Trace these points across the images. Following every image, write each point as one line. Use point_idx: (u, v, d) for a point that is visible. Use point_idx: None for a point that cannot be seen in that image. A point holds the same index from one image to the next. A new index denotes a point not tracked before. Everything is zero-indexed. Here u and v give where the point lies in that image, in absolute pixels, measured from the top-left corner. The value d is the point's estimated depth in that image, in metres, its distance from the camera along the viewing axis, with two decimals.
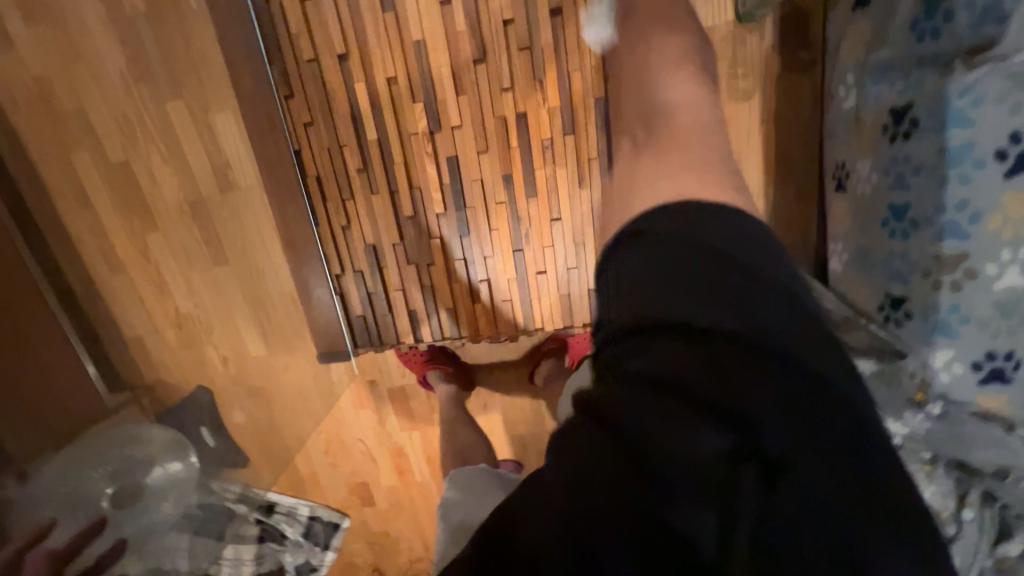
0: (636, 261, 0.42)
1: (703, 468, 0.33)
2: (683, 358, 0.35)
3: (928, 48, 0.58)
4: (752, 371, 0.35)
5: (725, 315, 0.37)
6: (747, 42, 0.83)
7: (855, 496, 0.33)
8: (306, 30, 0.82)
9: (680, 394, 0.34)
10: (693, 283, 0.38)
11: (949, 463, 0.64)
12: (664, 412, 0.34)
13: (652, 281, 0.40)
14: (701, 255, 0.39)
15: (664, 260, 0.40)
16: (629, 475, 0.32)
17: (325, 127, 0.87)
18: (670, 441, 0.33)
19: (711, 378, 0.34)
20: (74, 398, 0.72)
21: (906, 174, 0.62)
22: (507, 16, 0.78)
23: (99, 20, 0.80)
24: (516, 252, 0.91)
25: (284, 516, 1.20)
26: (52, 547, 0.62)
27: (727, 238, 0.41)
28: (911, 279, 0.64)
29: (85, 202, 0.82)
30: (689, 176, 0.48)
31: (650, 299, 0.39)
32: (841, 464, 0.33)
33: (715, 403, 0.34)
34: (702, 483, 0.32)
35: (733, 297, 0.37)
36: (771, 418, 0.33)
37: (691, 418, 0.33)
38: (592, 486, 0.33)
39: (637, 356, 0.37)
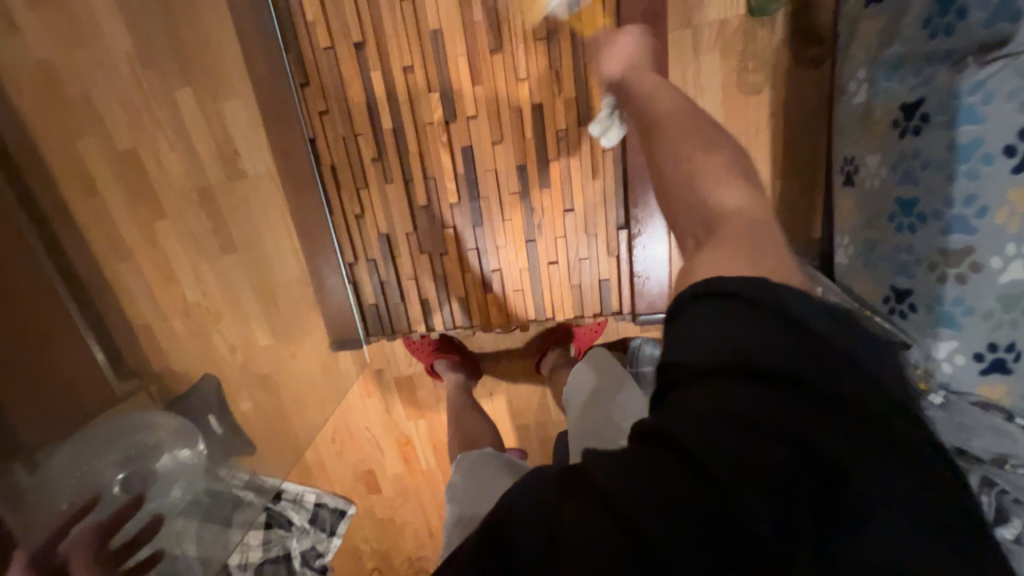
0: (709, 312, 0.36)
1: (767, 490, 0.30)
2: (741, 389, 0.33)
3: (940, 44, 0.58)
4: (818, 400, 0.31)
5: (787, 351, 0.33)
6: (760, 37, 0.83)
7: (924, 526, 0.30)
8: (322, 18, 0.81)
9: (742, 421, 0.31)
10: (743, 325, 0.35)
11: (947, 451, 0.65)
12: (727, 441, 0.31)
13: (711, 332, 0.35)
14: (767, 315, 0.35)
15: (713, 314, 0.36)
16: (682, 498, 0.30)
17: (340, 116, 0.87)
18: (731, 461, 0.30)
19: (772, 405, 0.32)
20: (78, 385, 0.79)
21: (915, 168, 0.63)
22: (524, 7, 0.78)
23: (107, 7, 0.80)
24: (528, 242, 0.92)
25: (291, 503, 1.24)
26: (93, 521, 0.75)
27: (783, 295, 0.36)
28: (917, 272, 0.65)
29: (94, 191, 0.81)
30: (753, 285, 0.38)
31: (697, 347, 0.35)
32: (911, 494, 0.30)
33: (779, 429, 0.31)
34: (775, 505, 0.30)
35: (795, 334, 0.34)
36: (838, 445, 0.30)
37: (756, 442, 0.31)
38: (641, 501, 0.31)
39: (686, 392, 0.34)
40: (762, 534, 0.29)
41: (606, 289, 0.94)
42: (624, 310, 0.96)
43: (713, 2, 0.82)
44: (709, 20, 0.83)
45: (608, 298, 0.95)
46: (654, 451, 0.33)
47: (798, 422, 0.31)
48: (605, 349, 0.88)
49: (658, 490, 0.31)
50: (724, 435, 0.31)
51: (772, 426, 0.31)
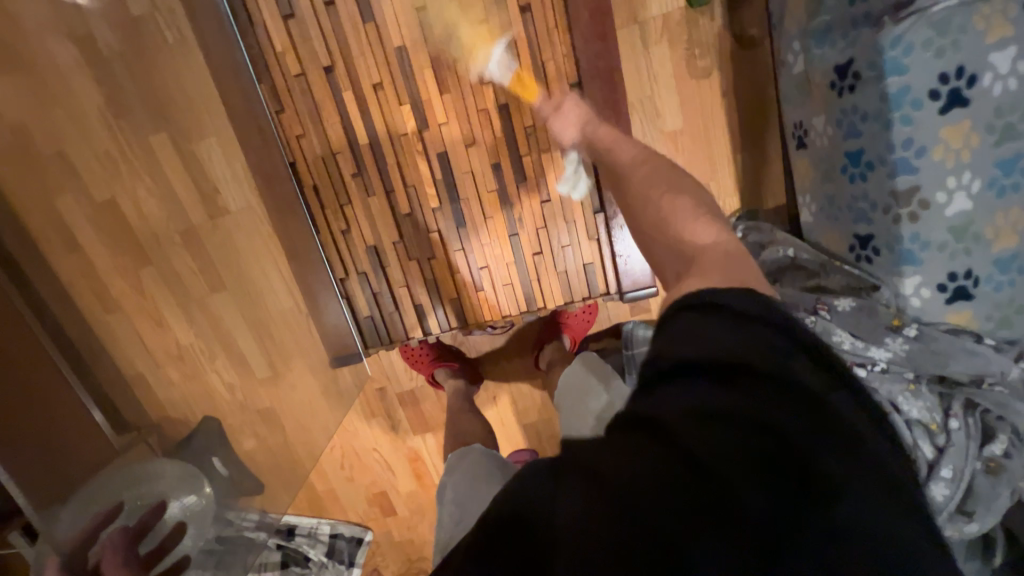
0: (693, 320, 0.44)
1: (765, 473, 0.35)
2: (724, 380, 0.40)
3: (859, 9, 0.64)
4: (787, 391, 0.39)
5: (757, 352, 0.41)
6: (701, 23, 0.90)
7: (878, 484, 0.37)
8: (290, 47, 0.85)
9: (732, 414, 0.37)
10: (729, 331, 0.42)
11: (929, 380, 0.70)
12: (723, 431, 0.37)
13: (691, 328, 0.43)
14: (731, 319, 0.43)
15: (708, 320, 0.43)
16: (699, 480, 0.35)
17: (318, 138, 0.90)
18: (734, 450, 0.36)
19: (750, 397, 0.38)
20: (80, 445, 0.75)
21: (856, 122, 0.68)
22: (480, 16, 0.83)
23: (74, 63, 0.81)
24: (512, 236, 0.95)
25: (305, 538, 1.24)
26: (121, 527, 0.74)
27: (743, 302, 0.45)
28: (874, 217, 0.70)
29: (76, 246, 0.83)
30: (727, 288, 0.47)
31: (684, 342, 0.42)
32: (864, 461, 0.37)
33: (761, 418, 0.37)
34: (772, 484, 0.35)
35: (763, 336, 0.42)
36: (806, 423, 0.38)
37: (746, 429, 0.37)
38: (664, 486, 0.34)
39: (686, 387, 0.40)
40: (774, 507, 0.34)
41: (591, 272, 0.98)
42: (611, 291, 0.98)
43: None
44: (653, 13, 0.89)
45: (595, 280, 0.98)
46: (648, 445, 0.37)
47: (773, 410, 0.38)
48: (592, 353, 0.92)
49: (677, 484, 0.35)
50: (719, 427, 0.37)
51: (748, 406, 0.38)
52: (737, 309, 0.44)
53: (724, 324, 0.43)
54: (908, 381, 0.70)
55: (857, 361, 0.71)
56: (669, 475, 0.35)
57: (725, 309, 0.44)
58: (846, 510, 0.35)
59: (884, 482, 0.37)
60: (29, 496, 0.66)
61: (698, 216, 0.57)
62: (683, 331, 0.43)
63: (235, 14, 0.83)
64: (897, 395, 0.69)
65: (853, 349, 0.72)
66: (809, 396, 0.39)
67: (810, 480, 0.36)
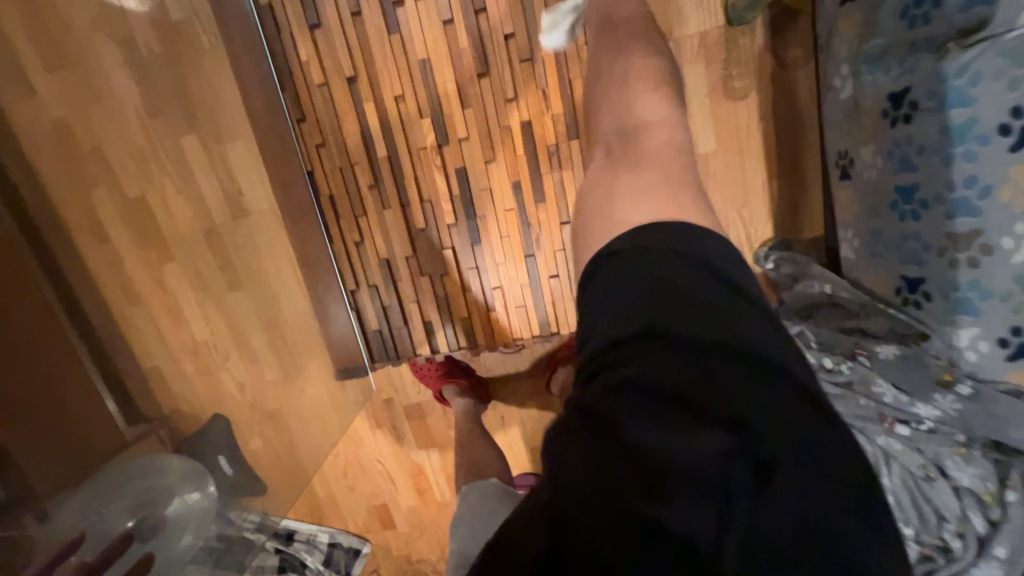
0: (627, 291, 0.43)
1: (702, 463, 0.35)
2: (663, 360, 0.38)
3: (921, 33, 0.58)
4: (741, 359, 0.38)
5: (697, 327, 0.40)
6: (740, 44, 0.85)
7: (826, 480, 0.36)
8: (315, 57, 0.85)
9: (676, 403, 0.37)
10: (666, 301, 0.41)
11: (985, 444, 0.64)
12: (660, 418, 0.37)
13: (626, 301, 0.42)
14: (670, 291, 0.42)
15: (640, 288, 0.42)
16: (629, 476, 0.36)
17: (337, 147, 0.90)
18: (672, 446, 0.36)
19: (704, 378, 0.38)
20: (84, 427, 0.74)
21: (910, 155, 0.62)
22: (507, 30, 0.81)
23: (115, 60, 0.83)
24: (528, 257, 0.92)
25: (304, 544, 1.21)
26: (76, 561, 0.70)
27: (671, 260, 0.43)
28: (926, 259, 0.64)
29: (105, 237, 0.81)
30: (668, 196, 0.50)
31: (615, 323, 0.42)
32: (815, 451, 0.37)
33: (706, 409, 0.37)
34: (703, 482, 0.35)
35: (700, 309, 0.40)
36: (761, 417, 0.37)
37: (671, 411, 0.37)
38: (607, 487, 0.36)
39: (630, 370, 0.39)
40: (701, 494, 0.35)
41: None
42: None
43: (692, 14, 0.84)
44: (690, 31, 0.85)
45: None
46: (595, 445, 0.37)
47: (722, 401, 0.37)
48: None
49: (613, 481, 0.36)
50: (656, 415, 0.37)
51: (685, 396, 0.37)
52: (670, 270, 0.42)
53: (654, 295, 0.41)
54: (959, 444, 0.64)
55: (900, 416, 0.67)
56: (602, 469, 0.36)
57: (655, 278, 0.42)
58: (777, 511, 0.35)
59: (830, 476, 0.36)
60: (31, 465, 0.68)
61: (638, 106, 0.59)
62: (619, 305, 0.43)
63: (264, 24, 0.85)
64: (945, 458, 0.64)
65: (897, 403, 0.67)
66: (761, 375, 0.38)
67: (752, 476, 0.35)
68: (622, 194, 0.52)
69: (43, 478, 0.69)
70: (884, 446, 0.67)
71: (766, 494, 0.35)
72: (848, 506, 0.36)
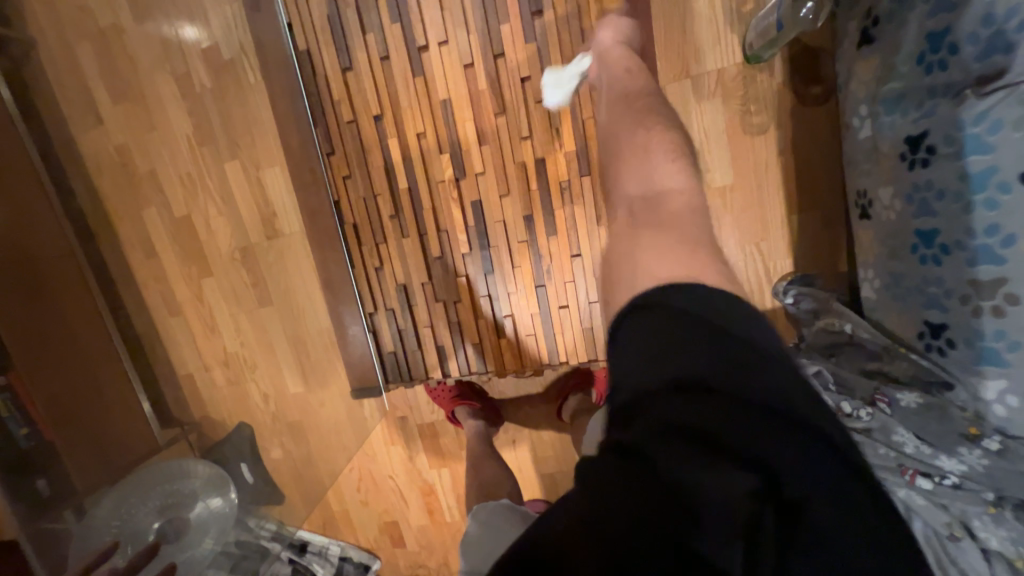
0: (667, 326, 0.41)
1: (736, 503, 0.32)
2: (699, 398, 0.36)
3: (938, 78, 0.59)
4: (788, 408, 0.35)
5: (721, 365, 0.37)
6: (758, 83, 0.86)
7: (857, 531, 0.33)
8: (346, 97, 0.92)
9: (708, 438, 0.34)
10: (688, 340, 0.39)
11: (1016, 506, 0.61)
12: (690, 452, 0.34)
13: (659, 338, 0.40)
14: (711, 332, 0.39)
15: (682, 328, 0.40)
16: (660, 508, 0.33)
17: (362, 179, 0.95)
18: (701, 479, 0.33)
19: (745, 418, 0.35)
20: (122, 432, 0.78)
21: (930, 199, 0.62)
22: (524, 73, 0.86)
23: (173, 96, 0.92)
24: (539, 287, 0.94)
25: (316, 556, 1.21)
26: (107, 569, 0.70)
27: (712, 305, 0.42)
28: (949, 305, 0.63)
29: (153, 253, 0.90)
30: (692, 256, 0.48)
31: (653, 359, 0.39)
32: (841, 493, 0.34)
33: (740, 447, 0.34)
34: (737, 520, 0.32)
35: (743, 354, 0.38)
36: (793, 456, 0.34)
37: (711, 450, 0.34)
38: (643, 512, 0.32)
39: (671, 404, 0.36)
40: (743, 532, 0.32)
41: None
42: None
43: (709, 53, 0.86)
44: (707, 69, 0.87)
45: None
46: (633, 472, 0.34)
47: (755, 438, 0.34)
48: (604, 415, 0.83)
49: (652, 509, 0.33)
50: (688, 450, 0.34)
51: (723, 434, 0.34)
52: (718, 316, 0.40)
53: (693, 334, 0.39)
54: (988, 501, 0.62)
55: (921, 467, 0.65)
56: (641, 496, 0.33)
57: (694, 319, 0.40)
58: (818, 550, 0.32)
59: (863, 526, 0.33)
60: (73, 466, 0.71)
61: (673, 158, 0.58)
62: (655, 340, 0.40)
63: (301, 67, 0.92)
64: (972, 517, 0.61)
65: (918, 454, 0.66)
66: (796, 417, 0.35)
67: (781, 516, 0.33)
68: (647, 250, 0.50)
69: (85, 478, 0.72)
70: (905, 499, 0.64)
71: (796, 537, 0.32)
72: (876, 557, 0.32)
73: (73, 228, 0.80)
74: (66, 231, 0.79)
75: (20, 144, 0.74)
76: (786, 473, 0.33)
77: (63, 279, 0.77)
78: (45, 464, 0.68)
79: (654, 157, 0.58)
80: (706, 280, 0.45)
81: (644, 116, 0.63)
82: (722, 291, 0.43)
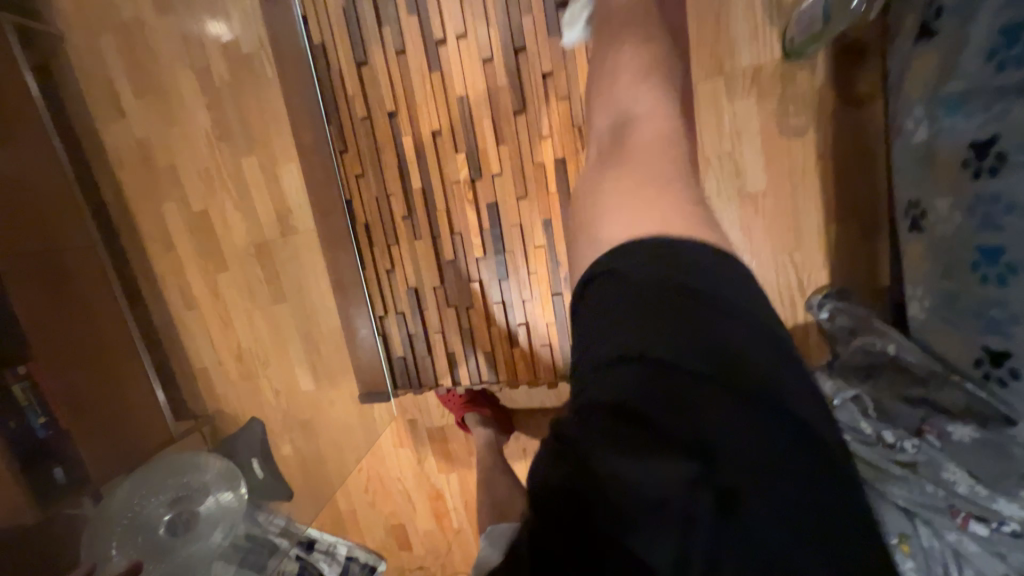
0: (619, 295, 0.37)
1: (657, 492, 0.29)
2: (638, 376, 0.32)
3: (1010, 77, 0.53)
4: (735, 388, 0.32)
5: (665, 338, 0.33)
6: (797, 80, 0.80)
7: (812, 526, 0.31)
8: (360, 92, 0.89)
9: (635, 422, 0.31)
10: (635, 312, 0.35)
11: None
12: (624, 439, 0.31)
13: (613, 307, 0.36)
14: (662, 297, 0.35)
15: (632, 296, 0.36)
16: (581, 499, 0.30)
17: (375, 178, 0.93)
18: (623, 469, 0.30)
19: (681, 399, 0.31)
20: (141, 421, 0.83)
21: (995, 214, 0.56)
22: (546, 69, 0.81)
23: (191, 88, 0.90)
24: (555, 296, 0.90)
25: (324, 555, 1.16)
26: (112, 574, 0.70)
27: (670, 262, 0.37)
28: (1013, 331, 0.57)
29: (172, 246, 0.92)
30: (657, 200, 0.44)
31: (605, 335, 0.35)
32: (783, 489, 0.31)
33: (670, 431, 0.31)
34: (660, 512, 0.29)
35: (693, 323, 0.33)
36: (727, 442, 0.30)
37: (641, 437, 0.31)
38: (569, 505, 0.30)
39: (606, 387, 0.33)
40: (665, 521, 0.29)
41: None
42: None
43: (744, 49, 0.81)
44: (742, 66, 0.81)
45: None
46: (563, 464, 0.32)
47: (685, 423, 0.31)
48: None
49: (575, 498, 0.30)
50: (613, 436, 0.31)
51: (655, 420, 0.31)
52: (676, 276, 0.36)
53: (645, 302, 0.35)
54: None
55: (976, 512, 0.60)
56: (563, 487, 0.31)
57: (645, 283, 0.36)
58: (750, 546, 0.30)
59: (818, 521, 0.31)
60: (92, 455, 0.76)
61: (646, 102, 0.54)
62: (609, 311, 0.36)
63: (316, 62, 0.90)
64: None
65: (972, 496, 0.60)
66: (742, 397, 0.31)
67: (715, 503, 0.30)
68: (612, 199, 0.47)
69: (105, 466, 0.78)
70: (954, 544, 0.61)
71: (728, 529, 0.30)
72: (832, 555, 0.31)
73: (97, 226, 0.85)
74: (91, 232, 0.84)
75: (48, 152, 0.81)
76: (717, 460, 0.30)
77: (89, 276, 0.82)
78: (63, 456, 0.73)
79: (625, 112, 0.55)
80: (678, 238, 0.39)
81: (636, 80, 0.57)
82: (687, 241, 0.39)
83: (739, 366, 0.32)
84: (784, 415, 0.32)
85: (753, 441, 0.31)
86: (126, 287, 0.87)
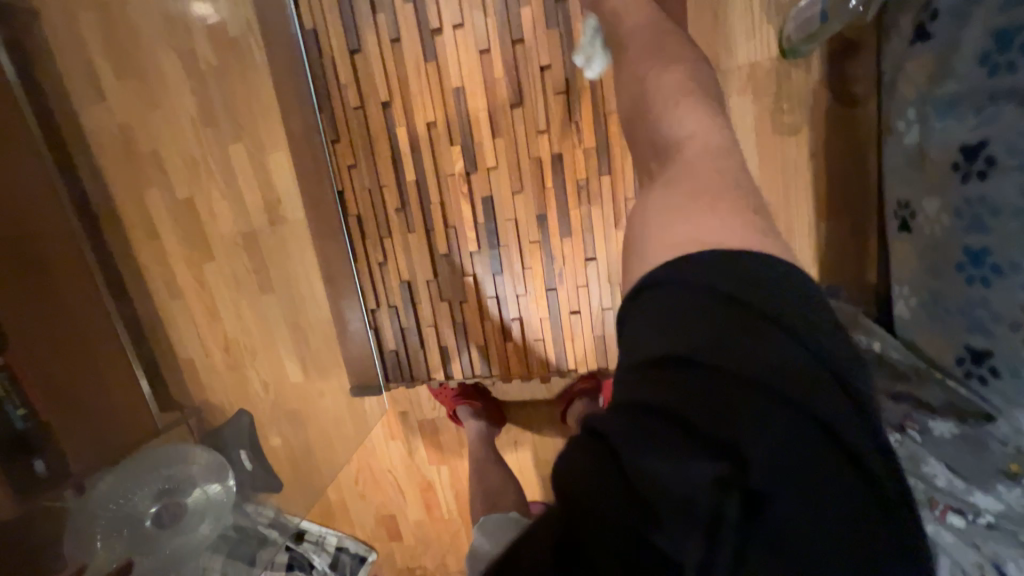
0: (662, 300, 0.37)
1: (696, 494, 0.29)
2: (681, 378, 0.32)
3: (1002, 81, 0.54)
4: (781, 396, 0.31)
5: (709, 344, 0.33)
6: (793, 79, 0.80)
7: (838, 537, 0.31)
8: (353, 81, 0.87)
9: (677, 423, 0.31)
10: (680, 319, 0.35)
11: None
12: (662, 435, 0.31)
13: (656, 312, 0.36)
14: (710, 305, 0.35)
15: (678, 302, 0.36)
16: (615, 493, 0.30)
17: (367, 169, 0.91)
18: (660, 468, 0.30)
19: (723, 403, 0.31)
20: (122, 413, 0.81)
21: (983, 215, 0.58)
22: (544, 61, 0.80)
23: (174, 71, 0.86)
24: (549, 290, 0.90)
25: (313, 544, 1.18)
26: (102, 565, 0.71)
27: (724, 275, 0.36)
28: (995, 330, 0.59)
29: (156, 234, 0.87)
30: (710, 212, 0.42)
31: (647, 336, 0.35)
32: (812, 500, 0.31)
33: (708, 433, 0.31)
34: (694, 515, 0.29)
35: (736, 332, 0.33)
36: (768, 447, 0.30)
37: (680, 437, 0.31)
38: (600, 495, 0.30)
39: (648, 386, 0.33)
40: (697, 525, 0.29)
41: None
42: None
43: (743, 45, 0.80)
44: (739, 63, 0.81)
45: None
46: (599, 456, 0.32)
47: (728, 426, 0.31)
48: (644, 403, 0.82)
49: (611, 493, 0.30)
50: (651, 434, 0.31)
51: (695, 420, 0.31)
52: (727, 289, 0.35)
53: (693, 310, 0.35)
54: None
55: (953, 504, 0.62)
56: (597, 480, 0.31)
57: (693, 289, 0.36)
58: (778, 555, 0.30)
59: (843, 532, 0.31)
60: (71, 450, 0.75)
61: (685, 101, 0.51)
62: (656, 317, 0.36)
63: (308, 49, 0.87)
64: (1005, 557, 0.56)
65: (951, 489, 0.63)
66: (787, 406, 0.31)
67: (743, 510, 0.30)
68: (658, 214, 0.45)
69: (82, 460, 0.76)
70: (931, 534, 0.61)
71: (754, 533, 0.30)
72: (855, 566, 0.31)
73: (75, 207, 0.80)
74: (70, 216, 0.80)
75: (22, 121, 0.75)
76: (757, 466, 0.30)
77: (67, 258, 0.79)
78: (41, 449, 0.72)
79: (662, 115, 0.52)
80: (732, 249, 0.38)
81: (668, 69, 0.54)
82: (747, 257, 0.37)
83: (789, 376, 0.32)
84: (823, 423, 0.32)
85: (794, 448, 0.31)
86: (107, 276, 0.83)
